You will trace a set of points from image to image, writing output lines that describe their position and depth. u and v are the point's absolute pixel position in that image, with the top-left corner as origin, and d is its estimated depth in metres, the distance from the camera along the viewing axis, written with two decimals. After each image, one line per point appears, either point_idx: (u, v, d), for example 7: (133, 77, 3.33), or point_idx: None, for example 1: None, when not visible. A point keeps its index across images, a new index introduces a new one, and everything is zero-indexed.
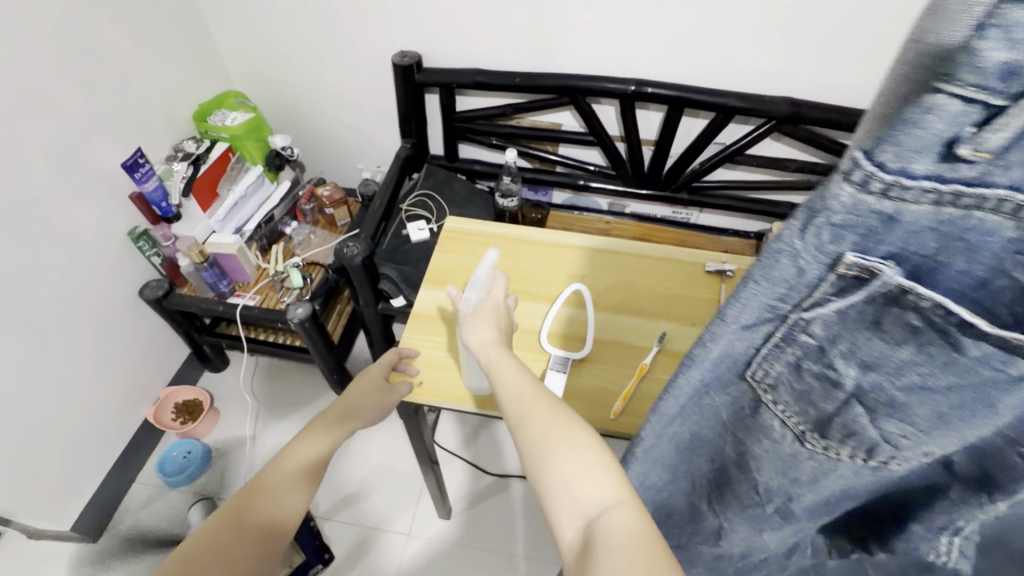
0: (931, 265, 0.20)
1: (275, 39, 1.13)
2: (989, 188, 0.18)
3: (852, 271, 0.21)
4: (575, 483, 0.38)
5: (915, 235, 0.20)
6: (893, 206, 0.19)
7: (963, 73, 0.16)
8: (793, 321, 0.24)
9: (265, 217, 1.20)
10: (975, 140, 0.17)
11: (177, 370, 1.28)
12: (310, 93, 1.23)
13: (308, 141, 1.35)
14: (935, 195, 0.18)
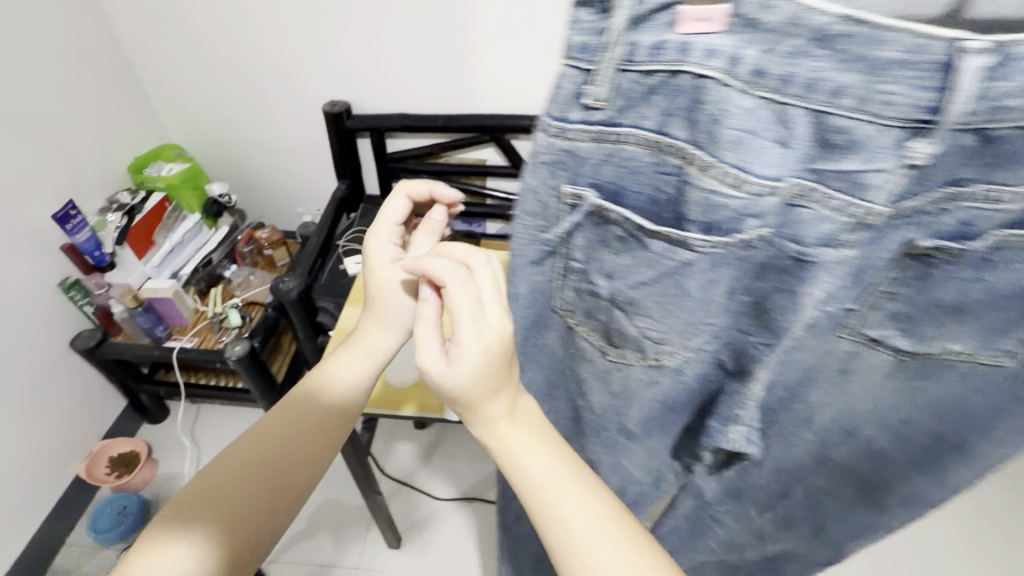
0: (618, 190, 0.31)
1: (209, 95, 1.21)
2: (618, 127, 0.28)
3: (569, 200, 0.31)
4: (576, 529, 0.36)
5: (601, 175, 0.30)
6: (569, 144, 0.29)
7: (570, 51, 0.27)
8: (562, 252, 0.34)
9: (203, 260, 1.22)
10: (591, 93, 0.28)
11: (113, 424, 1.26)
12: (246, 143, 1.29)
13: (248, 188, 1.40)
14: (592, 134, 0.29)
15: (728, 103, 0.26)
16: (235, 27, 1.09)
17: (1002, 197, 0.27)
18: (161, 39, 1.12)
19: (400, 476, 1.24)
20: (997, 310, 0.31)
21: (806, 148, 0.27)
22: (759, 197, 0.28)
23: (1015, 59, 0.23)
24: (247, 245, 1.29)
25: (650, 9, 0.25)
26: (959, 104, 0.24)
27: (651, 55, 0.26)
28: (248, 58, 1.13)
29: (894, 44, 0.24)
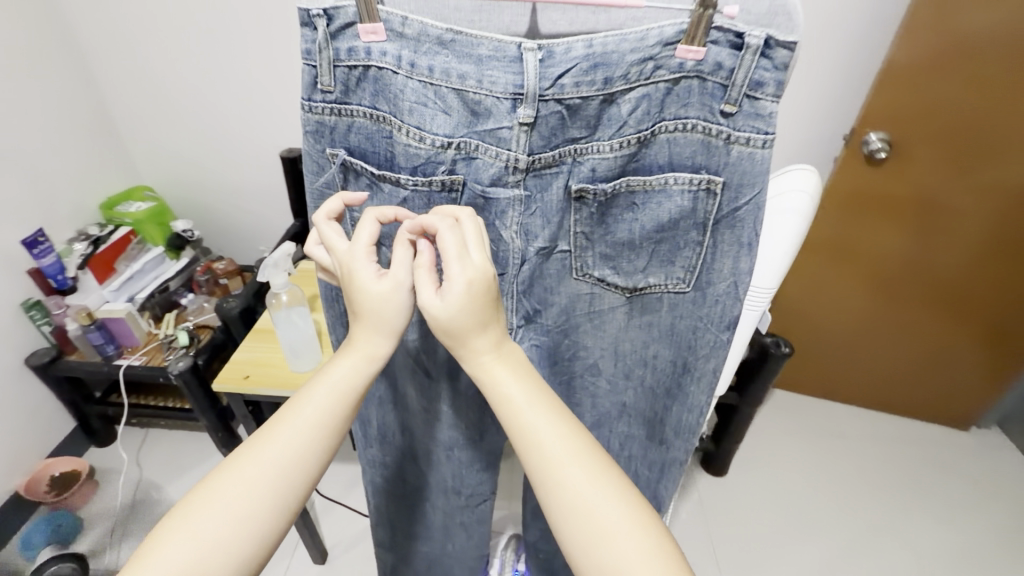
0: (363, 153, 0.43)
1: (181, 143, 1.39)
2: (348, 107, 0.41)
3: (330, 159, 0.43)
4: (553, 458, 0.39)
5: (349, 142, 0.42)
6: (317, 118, 0.42)
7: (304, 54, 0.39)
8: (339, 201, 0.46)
9: (159, 287, 1.32)
10: (322, 83, 0.40)
11: (58, 444, 1.30)
12: (212, 184, 1.45)
13: (212, 225, 1.54)
14: (330, 110, 0.41)
15: (402, 83, 0.38)
16: (204, 86, 1.28)
17: (600, 148, 0.39)
18: (142, 95, 1.31)
19: (333, 495, 1.28)
20: (646, 242, 0.43)
21: (460, 112, 0.38)
22: (436, 147, 0.39)
23: (554, 53, 0.35)
24: (202, 275, 1.37)
25: (340, 27, 0.38)
26: (530, 82, 0.36)
27: (351, 56, 0.39)
28: (214, 111, 1.32)
29: (482, 44, 0.36)
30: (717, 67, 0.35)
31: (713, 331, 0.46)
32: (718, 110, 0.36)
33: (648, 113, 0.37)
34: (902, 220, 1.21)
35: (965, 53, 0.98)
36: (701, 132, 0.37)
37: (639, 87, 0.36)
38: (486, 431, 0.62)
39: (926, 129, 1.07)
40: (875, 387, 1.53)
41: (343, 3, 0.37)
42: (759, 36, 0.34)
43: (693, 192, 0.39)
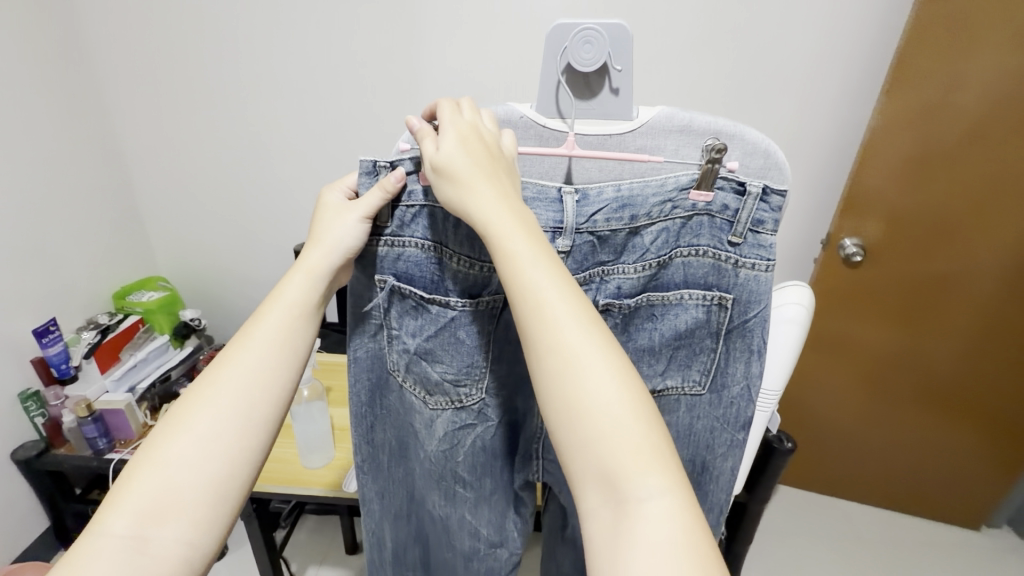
0: (408, 278, 0.49)
1: (200, 237, 1.46)
2: (402, 239, 0.48)
3: (380, 284, 0.49)
4: (554, 328, 0.37)
5: (397, 268, 0.49)
6: (374, 250, 0.49)
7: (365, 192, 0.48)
8: (383, 320, 0.51)
9: (161, 376, 1.33)
10: (381, 221, 0.48)
11: (27, 547, 1.22)
12: (224, 275, 1.51)
13: (218, 315, 1.58)
14: (385, 242, 0.48)
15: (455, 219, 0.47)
16: (230, 187, 1.38)
17: (626, 269, 0.44)
18: (171, 192, 1.41)
19: None
20: (666, 348, 0.46)
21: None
22: (485, 271, 0.48)
23: (589, 195, 0.43)
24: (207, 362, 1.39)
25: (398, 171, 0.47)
26: (569, 218, 0.43)
27: (410, 198, 0.47)
28: (238, 210, 1.41)
29: (526, 187, 0.43)
30: (724, 208, 0.42)
31: (729, 431, 0.49)
32: (726, 240, 0.42)
33: (666, 244, 0.44)
34: (882, 318, 1.29)
35: (915, 175, 1.12)
36: (711, 258, 0.43)
37: (660, 222, 0.43)
38: (507, 535, 0.61)
39: (890, 237, 1.20)
40: (879, 486, 1.52)
41: (404, 156, 0.47)
42: (758, 186, 0.40)
43: (707, 306, 0.44)
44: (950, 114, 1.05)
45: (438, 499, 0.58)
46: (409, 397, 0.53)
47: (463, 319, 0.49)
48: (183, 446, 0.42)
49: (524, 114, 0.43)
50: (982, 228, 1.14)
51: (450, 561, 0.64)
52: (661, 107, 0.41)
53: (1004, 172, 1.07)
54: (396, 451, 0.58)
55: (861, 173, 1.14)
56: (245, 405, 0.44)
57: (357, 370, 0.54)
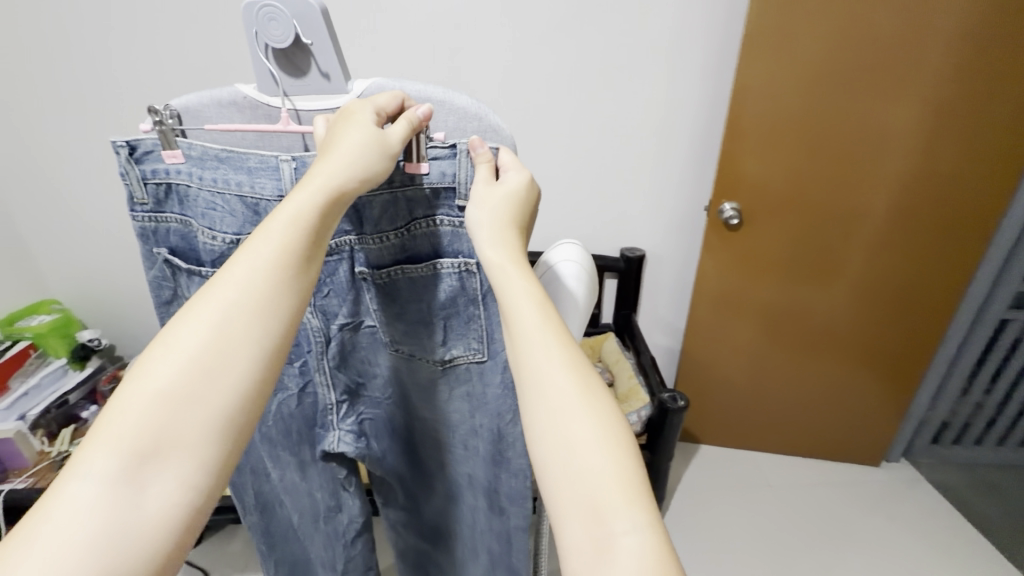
0: (185, 248, 0.50)
1: (94, 256, 1.42)
2: (165, 213, 0.48)
3: (155, 256, 0.50)
4: (542, 362, 0.40)
5: (171, 242, 0.50)
6: (141, 225, 0.49)
7: (120, 170, 0.46)
8: (181, 289, 0.52)
9: (58, 401, 1.27)
10: (138, 197, 0.47)
11: None
12: (123, 294, 1.48)
13: (122, 333, 1.55)
14: (150, 218, 0.48)
15: (194, 192, 0.46)
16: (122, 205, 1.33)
17: (367, 240, 0.49)
18: (57, 211, 1.34)
19: None
20: (423, 317, 0.51)
21: (244, 213, 0.47)
22: (228, 243, 0.47)
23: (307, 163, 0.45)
24: (108, 382, 1.38)
25: (144, 152, 0.46)
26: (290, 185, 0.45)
27: (156, 175, 0.47)
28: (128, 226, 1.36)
29: (250, 158, 0.45)
30: (443, 174, 0.46)
31: (510, 400, 0.54)
32: (455, 203, 0.47)
33: (398, 214, 0.48)
34: (769, 273, 1.36)
35: (779, 139, 1.18)
36: (450, 225, 0.48)
37: (383, 192, 0.47)
38: (344, 503, 0.68)
39: (765, 195, 1.26)
40: (787, 433, 1.61)
41: (145, 137, 0.46)
42: (465, 143, 0.45)
43: (458, 273, 0.49)
44: (806, 74, 1.11)
45: (269, 464, 0.63)
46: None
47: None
48: (127, 463, 0.33)
49: (248, 95, 0.46)
50: (846, 180, 1.21)
51: (300, 525, 0.69)
52: (371, 79, 0.46)
53: (859, 125, 1.15)
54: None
55: (731, 135, 1.19)
56: (205, 383, 0.36)
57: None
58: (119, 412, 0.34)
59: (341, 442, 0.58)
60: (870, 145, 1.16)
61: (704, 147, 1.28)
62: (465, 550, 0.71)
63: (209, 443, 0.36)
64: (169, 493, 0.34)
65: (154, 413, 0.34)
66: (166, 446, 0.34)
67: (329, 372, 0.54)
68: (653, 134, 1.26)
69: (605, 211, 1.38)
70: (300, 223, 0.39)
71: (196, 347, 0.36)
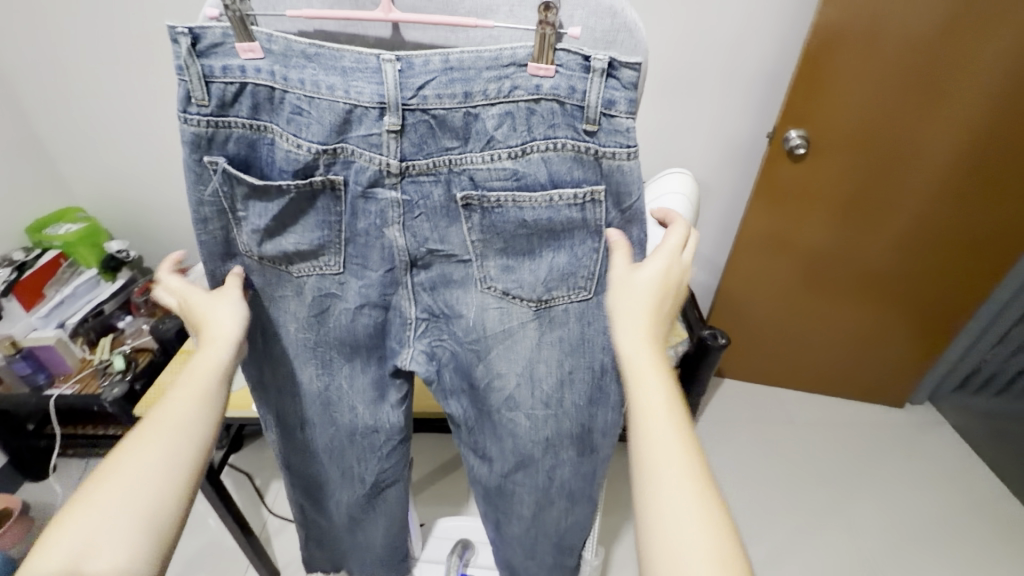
0: (250, 161, 0.45)
1: (116, 166, 1.33)
2: (231, 118, 0.42)
3: (209, 168, 0.44)
4: (643, 420, 0.41)
5: (230, 151, 0.44)
6: (193, 129, 0.42)
7: (178, 66, 0.40)
8: (231, 212, 0.47)
9: (93, 310, 1.26)
10: (198, 97, 0.41)
11: None
12: (150, 205, 1.40)
13: (150, 246, 1.49)
14: (209, 122, 0.42)
15: (280, 96, 0.42)
16: (137, 110, 1.22)
17: (475, 159, 0.43)
18: (71, 116, 1.24)
19: (287, 514, 1.24)
20: (520, 234, 0.47)
21: (333, 121, 0.42)
22: (312, 154, 0.42)
23: (412, 64, 0.40)
24: (141, 295, 1.32)
25: (209, 46, 0.40)
26: (391, 91, 0.40)
27: (225, 74, 0.41)
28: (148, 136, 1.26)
29: (344, 56, 0.40)
30: (572, 90, 0.41)
31: (618, 331, 0.52)
32: (581, 126, 0.42)
33: (515, 129, 0.42)
34: (823, 207, 1.26)
35: (881, 56, 1.04)
36: (572, 150, 0.43)
37: (500, 103, 0.41)
38: (396, 424, 0.63)
39: (843, 125, 1.13)
40: (815, 375, 1.62)
41: (212, 26, 0.40)
42: (604, 60, 0.40)
43: (580, 206, 0.45)
44: None
45: (317, 385, 0.59)
46: (274, 268, 0.52)
47: (304, 199, 0.45)
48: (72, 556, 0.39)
49: None
50: (934, 115, 1.09)
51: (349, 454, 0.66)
52: None
53: (964, 53, 1.01)
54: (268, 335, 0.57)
55: (814, 51, 1.05)
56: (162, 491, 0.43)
57: (203, 252, 0.50)
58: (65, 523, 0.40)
59: (415, 360, 0.54)
60: (974, 70, 1.02)
61: (778, 66, 1.15)
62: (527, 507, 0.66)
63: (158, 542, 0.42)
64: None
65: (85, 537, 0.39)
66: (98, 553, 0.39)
67: (415, 288, 0.51)
68: (723, 49, 1.13)
69: (661, 134, 1.26)
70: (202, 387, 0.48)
71: (140, 475, 0.42)
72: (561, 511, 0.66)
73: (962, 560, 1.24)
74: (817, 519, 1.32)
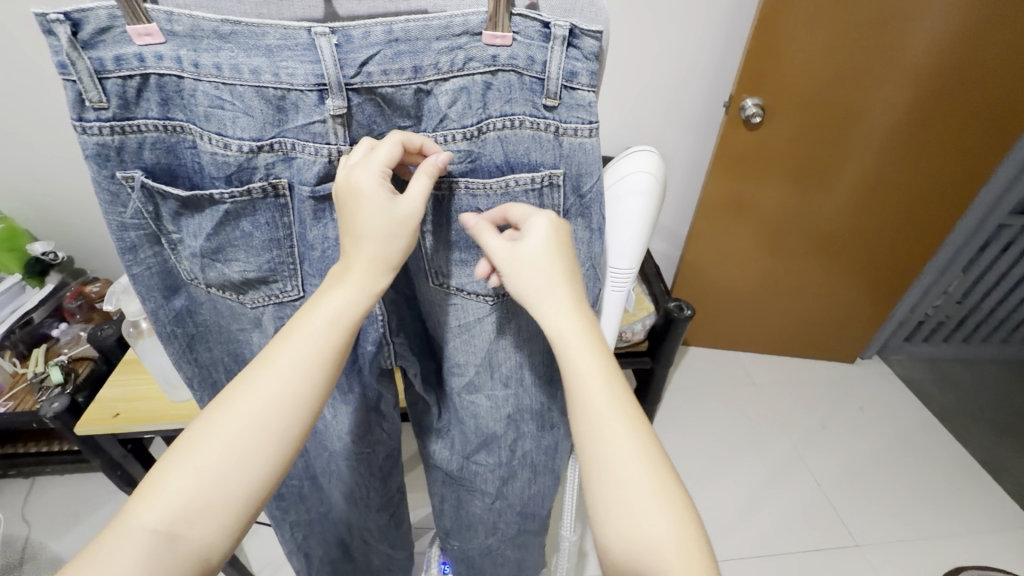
0: (170, 168, 0.40)
1: (29, 160, 1.19)
2: (137, 119, 0.37)
3: (126, 184, 0.39)
4: (598, 419, 0.38)
5: (147, 161, 0.39)
6: (97, 138, 0.36)
7: (57, 62, 0.34)
8: (163, 234, 0.42)
9: (21, 319, 1.15)
10: (93, 101, 0.35)
11: None
12: (76, 202, 1.28)
13: (79, 246, 1.36)
14: (112, 127, 0.36)
15: (192, 86, 0.36)
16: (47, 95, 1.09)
17: (429, 141, 0.40)
18: None
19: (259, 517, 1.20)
20: None
21: (265, 112, 0.37)
22: (245, 152, 0.38)
23: (351, 37, 0.35)
24: (73, 299, 1.22)
25: (93, 33, 0.34)
26: (330, 70, 0.35)
27: (121, 65, 0.35)
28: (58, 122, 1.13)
29: (268, 33, 0.35)
30: (531, 61, 0.38)
31: None
32: (541, 102, 0.39)
33: (470, 106, 0.39)
34: (775, 173, 1.28)
35: (830, 17, 1.03)
36: (530, 128, 0.40)
37: (454, 78, 0.38)
38: (386, 422, 0.63)
39: (794, 90, 1.13)
40: (774, 338, 1.67)
41: (93, 7, 0.34)
42: (564, 26, 0.36)
43: (538, 190, 0.42)
44: None
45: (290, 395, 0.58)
46: (225, 300, 0.47)
47: (243, 210, 0.41)
48: (175, 510, 0.33)
49: None
50: (877, 76, 1.10)
51: (332, 463, 0.64)
52: None
53: (900, 13, 1.02)
54: (234, 365, 0.55)
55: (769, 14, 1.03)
56: (277, 438, 0.36)
57: (141, 290, 0.46)
58: (179, 457, 0.34)
59: (396, 355, 0.53)
60: (915, 30, 1.04)
61: (732, 31, 1.13)
62: (490, 485, 0.66)
63: (262, 496, 0.36)
64: (210, 535, 0.34)
65: (200, 479, 0.34)
66: (204, 506, 0.34)
67: None
68: (678, 13, 1.10)
69: (619, 106, 1.24)
70: (340, 323, 0.38)
71: (259, 419, 0.35)
72: (526, 482, 0.66)
73: (914, 499, 1.33)
74: (781, 473, 1.38)
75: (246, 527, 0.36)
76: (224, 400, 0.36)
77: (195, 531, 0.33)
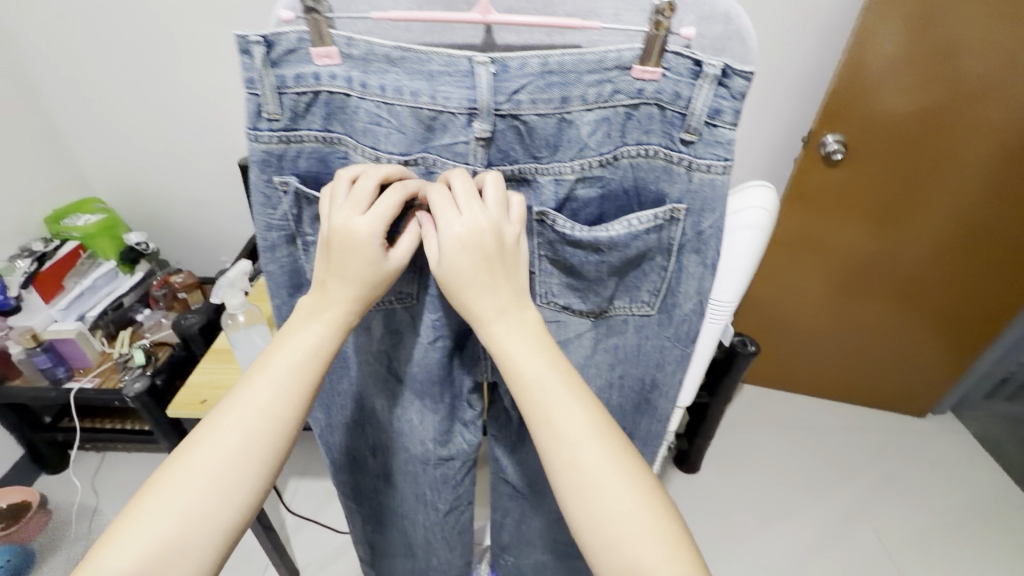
0: (319, 176, 0.43)
1: (134, 155, 1.30)
2: (301, 132, 0.41)
3: (281, 188, 0.43)
4: (563, 435, 0.37)
5: (300, 168, 0.42)
6: (265, 147, 0.41)
7: (246, 77, 0.38)
8: (302, 237, 0.46)
9: (113, 303, 1.26)
10: (269, 114, 0.39)
11: (6, 474, 1.22)
12: (168, 196, 1.37)
13: (164, 237, 1.46)
14: (278, 138, 0.41)
15: (354, 105, 0.40)
16: (157, 96, 1.19)
17: (564, 169, 0.42)
18: (87, 100, 1.20)
19: (305, 513, 1.22)
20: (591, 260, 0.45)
21: (414, 130, 0.40)
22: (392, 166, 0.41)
23: (508, 68, 0.38)
24: (160, 288, 1.31)
25: (281, 53, 0.38)
26: (484, 97, 0.38)
27: (298, 83, 0.39)
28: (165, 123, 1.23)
29: (433, 60, 0.38)
30: (676, 96, 0.39)
31: (678, 345, 0.52)
32: (678, 136, 0.41)
33: (609, 135, 0.41)
34: (853, 213, 1.24)
35: (924, 62, 1.01)
36: (663, 158, 0.42)
37: (597, 109, 0.40)
38: (454, 441, 0.63)
39: (880, 130, 1.10)
40: (840, 382, 1.59)
41: (285, 31, 0.37)
42: (717, 66, 0.37)
43: (660, 224, 0.44)
44: None
45: (387, 401, 0.59)
46: None
47: None
48: (160, 540, 0.35)
49: None
50: (972, 124, 1.06)
51: (411, 468, 0.65)
52: None
53: (1004, 60, 0.98)
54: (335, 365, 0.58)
55: (858, 56, 1.03)
56: (258, 464, 0.38)
57: (271, 285, 0.49)
58: (164, 489, 0.37)
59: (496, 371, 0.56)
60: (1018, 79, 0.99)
61: (819, 67, 1.12)
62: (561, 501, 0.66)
63: (240, 522, 0.38)
64: (195, 564, 0.36)
65: (180, 507, 0.36)
66: (189, 534, 0.36)
67: None
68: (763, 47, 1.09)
69: None
70: (308, 356, 0.41)
71: (238, 447, 0.38)
72: None
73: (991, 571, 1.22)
74: (840, 526, 1.30)
75: (228, 552, 0.38)
76: (203, 431, 0.39)
77: (179, 560, 0.35)
